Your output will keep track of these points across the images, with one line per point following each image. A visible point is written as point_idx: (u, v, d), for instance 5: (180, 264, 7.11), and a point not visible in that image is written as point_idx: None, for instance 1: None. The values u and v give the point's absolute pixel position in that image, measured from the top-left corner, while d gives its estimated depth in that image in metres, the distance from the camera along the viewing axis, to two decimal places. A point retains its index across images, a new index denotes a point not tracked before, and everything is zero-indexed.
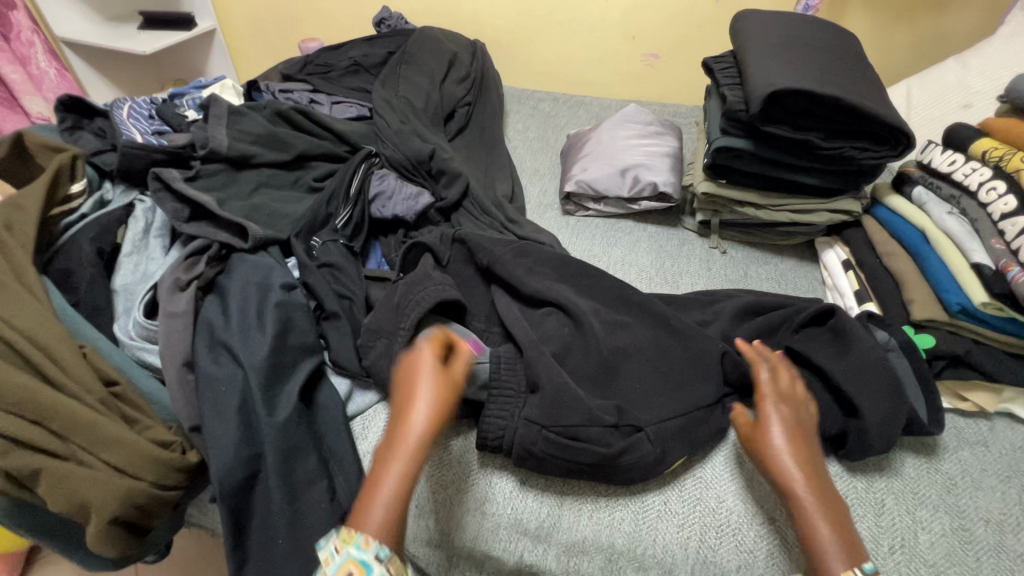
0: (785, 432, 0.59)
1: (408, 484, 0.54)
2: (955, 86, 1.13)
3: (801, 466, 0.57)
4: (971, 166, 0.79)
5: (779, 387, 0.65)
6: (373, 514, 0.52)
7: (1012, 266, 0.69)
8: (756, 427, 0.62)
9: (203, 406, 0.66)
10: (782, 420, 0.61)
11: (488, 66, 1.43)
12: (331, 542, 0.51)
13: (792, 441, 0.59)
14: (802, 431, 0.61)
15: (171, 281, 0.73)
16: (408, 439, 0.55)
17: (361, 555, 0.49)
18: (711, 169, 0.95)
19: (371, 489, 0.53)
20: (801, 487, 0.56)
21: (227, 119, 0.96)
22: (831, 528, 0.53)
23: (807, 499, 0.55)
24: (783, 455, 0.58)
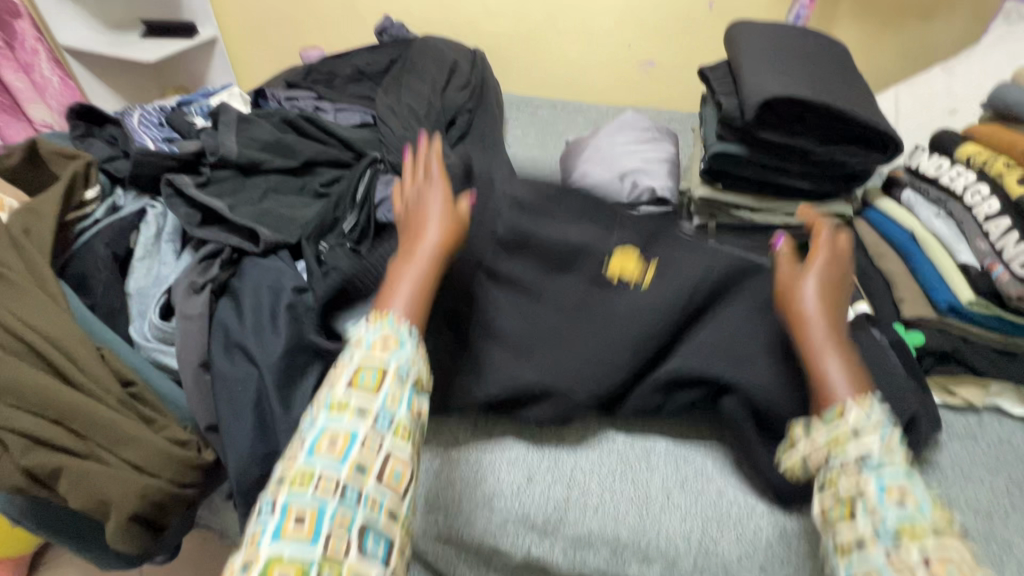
0: (817, 280, 0.65)
1: (417, 298, 0.62)
2: (941, 93, 1.17)
3: (825, 303, 0.63)
4: (956, 170, 0.83)
5: (835, 244, 0.69)
6: (393, 299, 0.61)
7: (997, 265, 0.73)
8: (791, 266, 0.67)
9: (220, 406, 0.68)
10: (818, 273, 0.66)
11: (488, 73, 1.46)
12: (365, 322, 0.60)
13: (829, 271, 0.66)
14: (835, 292, 0.65)
15: (185, 285, 0.75)
16: (420, 256, 0.65)
17: (394, 324, 0.59)
18: (707, 174, 0.98)
19: (391, 290, 0.62)
20: (829, 339, 0.61)
21: (237, 126, 0.98)
22: (841, 364, 0.60)
23: (822, 343, 0.61)
24: (813, 295, 0.64)
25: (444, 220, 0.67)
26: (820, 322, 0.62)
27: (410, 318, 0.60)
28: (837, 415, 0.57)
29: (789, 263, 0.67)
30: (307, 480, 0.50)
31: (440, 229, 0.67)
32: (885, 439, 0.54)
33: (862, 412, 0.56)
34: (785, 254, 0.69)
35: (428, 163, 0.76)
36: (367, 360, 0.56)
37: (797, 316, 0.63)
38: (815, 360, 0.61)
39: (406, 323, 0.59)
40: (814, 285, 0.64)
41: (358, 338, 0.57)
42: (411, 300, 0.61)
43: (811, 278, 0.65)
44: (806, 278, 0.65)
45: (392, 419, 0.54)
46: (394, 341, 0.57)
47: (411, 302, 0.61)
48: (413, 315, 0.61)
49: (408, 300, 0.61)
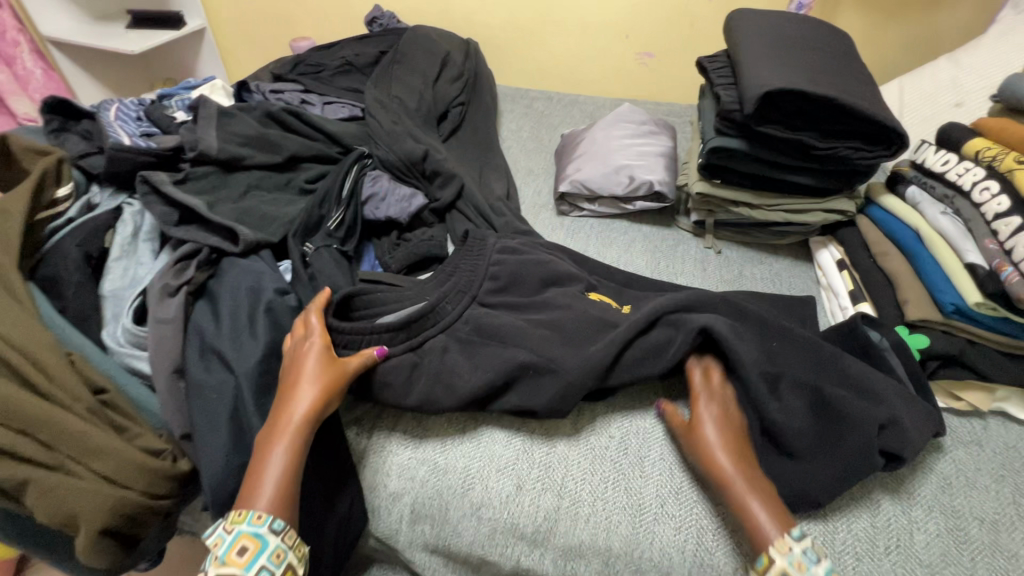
0: (714, 428, 0.65)
1: (290, 470, 0.58)
2: (948, 84, 1.14)
3: (734, 459, 0.62)
4: (964, 166, 0.79)
5: (709, 384, 0.69)
6: (259, 493, 0.56)
7: (1005, 266, 0.69)
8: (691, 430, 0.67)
9: (194, 414, 0.65)
10: (710, 420, 0.66)
11: (481, 65, 1.42)
12: (222, 527, 0.55)
13: (719, 419, 0.66)
14: (733, 426, 0.66)
15: (158, 287, 0.72)
16: (287, 429, 0.60)
17: (254, 530, 0.54)
18: (705, 169, 0.95)
19: (257, 475, 0.58)
20: (731, 465, 0.62)
21: (217, 120, 0.94)
22: (765, 509, 0.59)
23: (740, 486, 0.60)
24: (715, 448, 0.64)
25: (322, 379, 0.64)
26: (737, 472, 0.61)
27: (271, 510, 0.56)
28: (767, 561, 0.56)
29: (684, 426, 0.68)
30: None
31: (312, 396, 0.63)
32: (792, 560, 0.55)
33: (780, 554, 0.55)
34: (674, 418, 0.72)
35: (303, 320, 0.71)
36: (223, 572, 0.52)
37: (724, 424, 0.65)
38: (741, 512, 0.59)
39: (264, 518, 0.54)
40: (727, 455, 0.63)
41: (213, 551, 0.53)
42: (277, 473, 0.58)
43: (707, 428, 0.65)
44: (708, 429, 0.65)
45: (271, 574, 0.53)
46: (251, 543, 0.53)
47: (275, 491, 0.57)
48: (278, 501, 0.57)
49: (270, 496, 0.56)
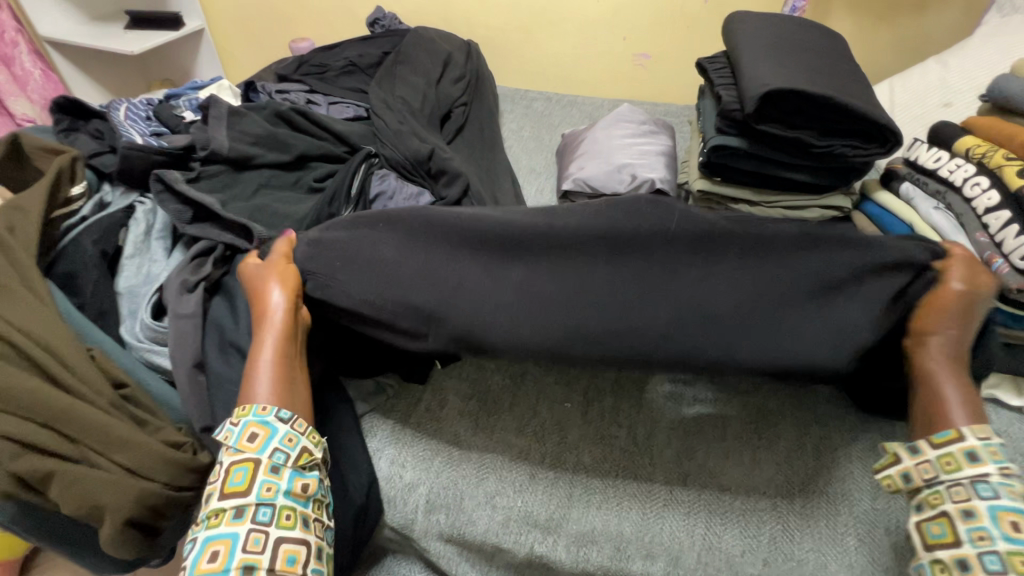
0: (962, 290, 0.60)
1: (283, 360, 0.62)
2: (936, 85, 1.17)
3: (959, 337, 0.59)
4: (955, 163, 0.83)
5: (972, 262, 0.62)
6: (259, 390, 0.60)
7: (996, 258, 0.72)
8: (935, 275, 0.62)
9: (215, 407, 0.66)
10: (962, 278, 0.61)
11: (482, 66, 1.44)
12: (229, 421, 0.59)
13: (969, 282, 0.61)
14: (974, 302, 0.60)
15: (177, 284, 0.73)
16: (273, 323, 0.63)
17: (260, 417, 0.58)
18: (706, 167, 0.98)
19: (251, 372, 0.61)
20: (944, 338, 0.60)
21: (227, 120, 0.95)
22: (959, 391, 0.58)
23: (941, 361, 0.59)
24: (947, 323, 0.59)
25: (279, 277, 0.66)
26: (947, 356, 0.59)
27: (273, 401, 0.60)
28: (955, 434, 0.56)
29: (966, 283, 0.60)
30: (222, 515, 0.55)
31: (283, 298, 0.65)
32: (988, 447, 0.55)
33: (977, 436, 0.55)
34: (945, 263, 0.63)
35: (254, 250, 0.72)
36: (241, 457, 0.57)
37: (932, 304, 0.61)
38: (928, 384, 0.59)
39: (268, 408, 0.59)
40: (952, 332, 0.59)
41: (225, 443, 0.58)
42: (269, 370, 0.61)
43: (937, 300, 0.60)
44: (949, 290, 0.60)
45: (286, 458, 0.58)
46: (260, 430, 0.58)
47: (273, 383, 0.61)
48: (278, 393, 0.61)
49: (268, 385, 0.60)
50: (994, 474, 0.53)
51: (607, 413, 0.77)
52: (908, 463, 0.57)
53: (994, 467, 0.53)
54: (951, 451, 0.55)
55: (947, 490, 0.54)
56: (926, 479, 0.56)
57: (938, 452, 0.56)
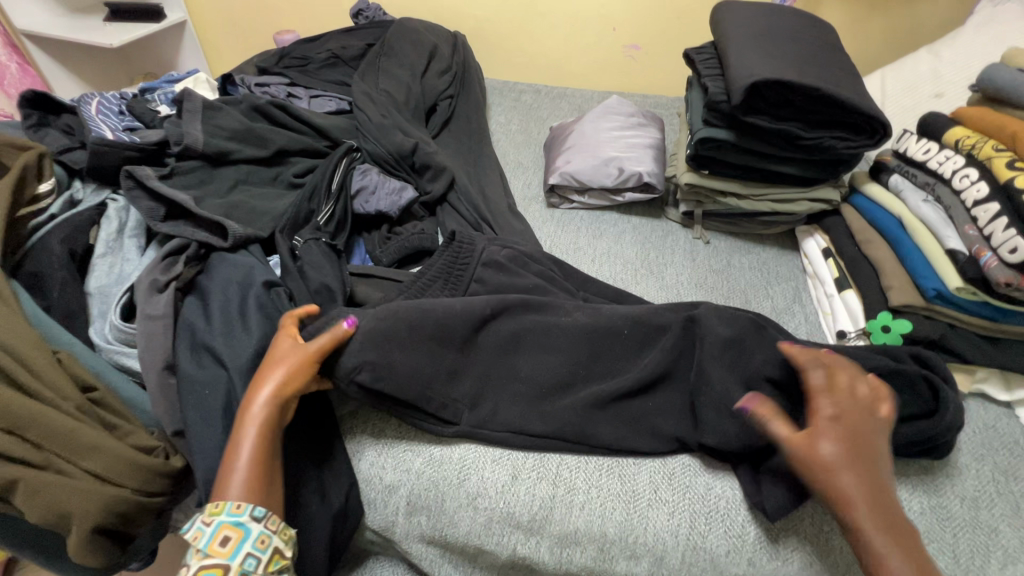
0: (834, 448, 0.55)
1: (260, 450, 0.58)
2: (927, 75, 1.16)
3: (865, 492, 0.53)
4: (945, 155, 0.81)
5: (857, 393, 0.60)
6: (233, 481, 0.56)
7: (985, 251, 0.71)
8: (806, 438, 0.56)
9: (186, 410, 0.64)
10: (843, 441, 0.56)
11: (469, 58, 1.41)
12: (198, 521, 0.54)
13: (851, 448, 0.56)
14: (872, 450, 0.56)
15: (147, 283, 0.71)
16: (254, 411, 0.59)
17: (234, 520, 0.53)
18: (693, 160, 0.96)
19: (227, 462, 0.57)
20: (863, 504, 0.53)
21: (202, 114, 0.93)
22: (909, 563, 0.50)
23: (871, 529, 0.52)
24: (845, 473, 0.54)
25: (287, 368, 0.62)
26: (868, 502, 0.53)
27: (251, 499, 0.55)
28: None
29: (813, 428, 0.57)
30: None
31: (278, 390, 0.61)
32: None
33: None
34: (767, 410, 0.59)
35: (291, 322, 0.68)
36: (207, 564, 0.51)
37: (806, 464, 0.55)
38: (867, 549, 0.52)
39: (243, 509, 0.54)
40: (863, 491, 0.53)
41: (193, 544, 0.52)
42: (246, 469, 0.57)
43: (827, 449, 0.55)
44: (830, 453, 0.54)
45: (256, 562, 0.53)
46: (234, 530, 0.53)
47: (247, 482, 0.56)
48: (250, 488, 0.56)
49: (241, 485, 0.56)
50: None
51: None
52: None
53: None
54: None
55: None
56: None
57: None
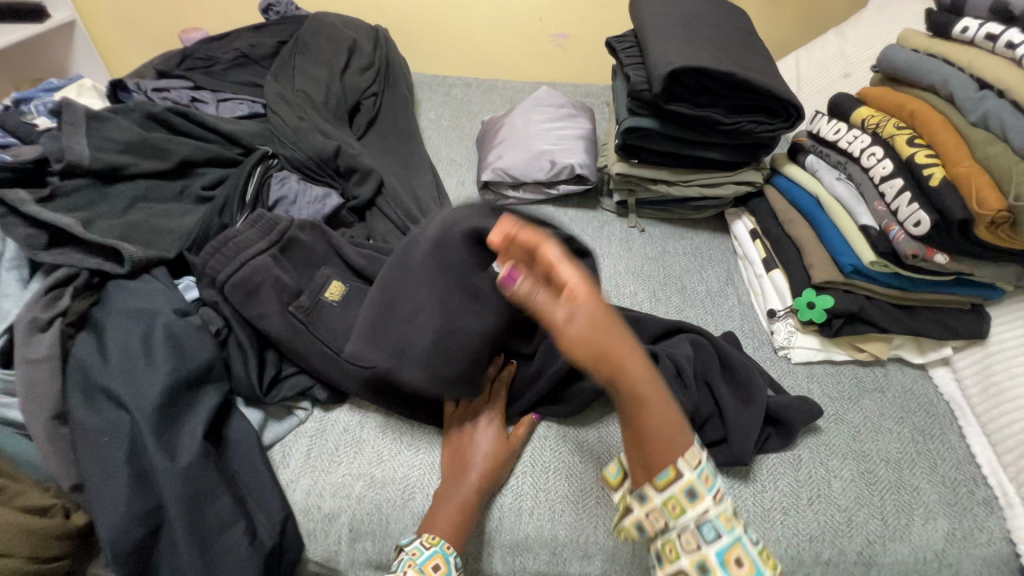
0: (579, 307, 0.49)
1: (469, 508, 0.63)
2: (835, 57, 1.21)
3: (637, 371, 0.50)
4: (854, 134, 0.84)
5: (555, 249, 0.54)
6: (442, 526, 0.61)
7: (893, 226, 0.74)
8: (561, 305, 0.49)
9: (83, 463, 0.58)
10: (588, 302, 0.49)
11: (393, 53, 1.36)
12: (419, 541, 0.60)
13: (593, 302, 0.50)
14: (615, 324, 0.50)
15: (26, 322, 0.63)
16: (469, 474, 0.65)
17: (447, 553, 0.58)
18: (621, 149, 0.96)
19: (437, 514, 0.62)
20: (643, 382, 0.50)
21: (87, 126, 0.83)
22: (664, 425, 0.51)
23: (647, 408, 0.51)
24: (608, 334, 0.49)
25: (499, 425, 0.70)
26: (641, 381, 0.50)
27: (455, 542, 0.60)
28: (673, 473, 0.52)
29: (548, 294, 0.51)
30: None
31: (487, 461, 0.67)
32: (700, 474, 0.52)
33: (689, 468, 0.52)
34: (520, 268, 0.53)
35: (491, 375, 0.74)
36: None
37: (570, 326, 0.49)
38: (634, 414, 0.51)
39: (451, 551, 0.59)
40: (643, 376, 0.50)
41: (411, 558, 0.58)
42: (451, 523, 0.61)
43: (578, 301, 0.49)
44: (570, 317, 0.48)
45: None
46: (442, 561, 0.58)
47: (454, 526, 0.61)
48: (457, 536, 0.61)
49: (452, 525, 0.61)
50: (710, 507, 0.51)
51: (554, 434, 0.74)
52: (640, 514, 0.54)
53: (710, 500, 0.51)
54: (673, 495, 0.52)
55: (678, 536, 0.52)
56: (658, 526, 0.53)
57: (662, 497, 0.52)
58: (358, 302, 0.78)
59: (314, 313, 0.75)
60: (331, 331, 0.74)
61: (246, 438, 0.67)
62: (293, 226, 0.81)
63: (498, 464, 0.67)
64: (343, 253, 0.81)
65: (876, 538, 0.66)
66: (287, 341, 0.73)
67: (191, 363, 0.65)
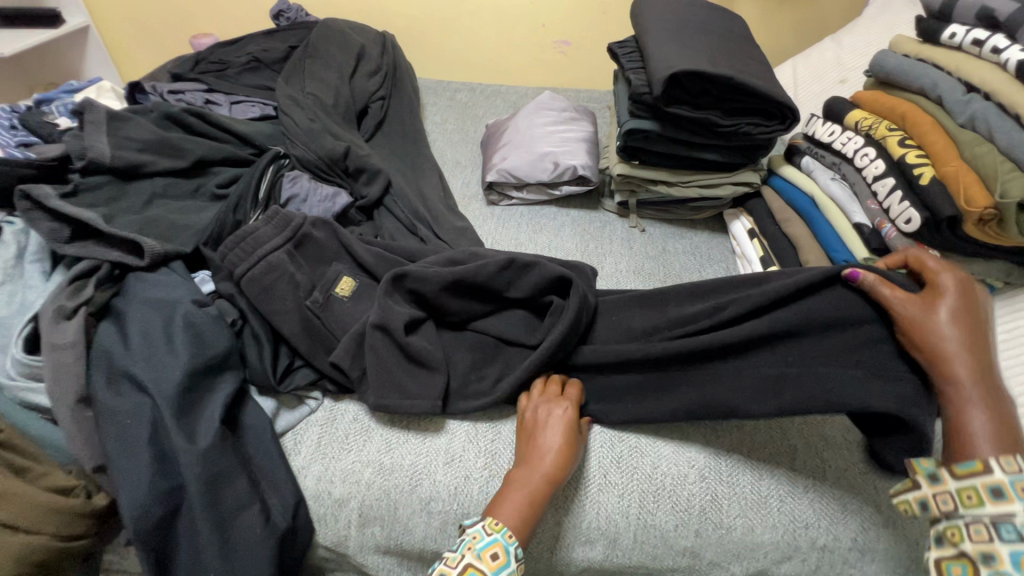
0: (948, 308, 0.59)
1: (533, 504, 0.62)
2: (831, 63, 1.24)
3: (965, 343, 0.57)
4: (847, 136, 0.87)
5: (942, 278, 0.62)
6: (507, 514, 0.61)
7: (885, 224, 0.77)
8: (922, 309, 0.60)
9: (107, 444, 0.60)
10: (950, 302, 0.59)
11: (399, 58, 1.39)
12: (480, 525, 0.60)
13: (956, 308, 0.59)
14: (974, 329, 0.57)
15: (52, 310, 0.66)
16: (540, 469, 0.64)
17: (506, 543, 0.58)
18: (623, 151, 0.99)
19: (504, 501, 0.62)
20: (960, 360, 0.56)
21: (107, 125, 0.86)
22: (988, 420, 0.53)
23: (970, 394, 0.55)
24: (942, 325, 0.58)
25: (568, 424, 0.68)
26: (972, 379, 0.55)
27: (518, 533, 0.60)
28: (980, 466, 0.48)
29: (902, 300, 0.62)
30: None
31: (554, 455, 0.65)
32: (1020, 482, 0.46)
33: (1005, 468, 0.47)
34: (885, 285, 0.64)
35: (558, 377, 0.75)
36: (476, 564, 0.57)
37: (916, 335, 0.60)
38: (957, 411, 0.55)
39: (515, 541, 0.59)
40: (958, 354, 0.56)
41: (471, 541, 0.59)
42: (518, 513, 0.61)
43: (940, 319, 0.58)
44: (942, 315, 0.59)
45: None
46: (502, 553, 0.58)
47: (519, 517, 0.61)
48: (520, 526, 0.60)
49: (518, 517, 0.60)
50: (1023, 514, 0.44)
51: None
52: (928, 492, 0.50)
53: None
54: (973, 485, 0.48)
55: (966, 526, 0.47)
56: (943, 510, 0.49)
57: (960, 484, 0.49)
58: (368, 296, 0.81)
59: (326, 306, 0.78)
60: (343, 324, 0.77)
61: (261, 423, 0.69)
62: (306, 223, 0.84)
63: (567, 454, 0.66)
64: (352, 249, 0.84)
65: (869, 525, 0.68)
66: (298, 333, 0.75)
67: (210, 350, 0.67)
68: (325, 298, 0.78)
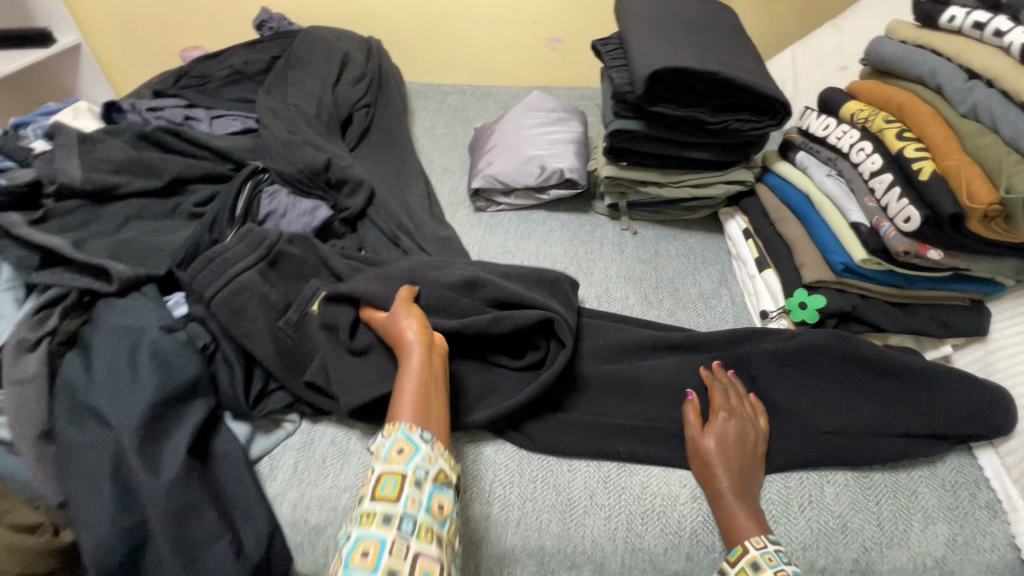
0: (716, 441, 0.67)
1: (423, 394, 0.61)
2: (832, 50, 1.19)
3: (732, 470, 0.65)
4: (843, 129, 0.82)
5: (729, 401, 0.70)
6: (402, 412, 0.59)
7: (883, 222, 0.73)
8: (700, 430, 0.69)
9: (70, 479, 0.59)
10: (717, 434, 0.67)
11: (386, 63, 1.37)
12: (378, 436, 0.58)
13: (730, 432, 0.67)
14: (749, 441, 0.67)
15: (13, 343, 0.64)
16: (409, 367, 0.64)
17: (408, 433, 0.57)
18: (610, 152, 0.95)
19: (394, 407, 0.61)
20: (722, 466, 0.65)
21: (79, 148, 0.85)
22: (750, 520, 0.62)
23: (730, 498, 0.64)
24: (716, 460, 0.66)
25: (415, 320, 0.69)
26: (733, 491, 0.64)
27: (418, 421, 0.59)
28: (741, 549, 0.60)
29: (695, 425, 0.69)
30: (371, 520, 0.52)
31: (416, 350, 0.66)
32: (766, 554, 0.59)
33: (755, 546, 0.60)
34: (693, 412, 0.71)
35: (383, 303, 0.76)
36: (389, 468, 0.54)
37: (700, 458, 0.67)
38: (724, 508, 0.63)
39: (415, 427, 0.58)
40: (721, 470, 0.65)
41: (375, 453, 0.56)
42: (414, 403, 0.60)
43: (709, 440, 0.67)
44: (716, 443, 0.67)
45: (428, 472, 0.56)
46: (408, 444, 0.57)
47: (414, 406, 0.60)
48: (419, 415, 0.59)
49: (411, 410, 0.59)
50: None
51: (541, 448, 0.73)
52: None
53: (772, 572, 0.57)
54: (743, 566, 0.59)
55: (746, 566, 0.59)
56: None
57: (736, 569, 0.59)
58: None
59: (301, 327, 0.76)
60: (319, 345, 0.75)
61: (234, 450, 0.67)
62: (281, 240, 0.82)
63: (423, 340, 0.67)
64: (329, 266, 0.82)
65: (871, 545, 0.64)
66: (272, 355, 0.73)
67: (177, 378, 0.66)
68: (302, 319, 0.76)
